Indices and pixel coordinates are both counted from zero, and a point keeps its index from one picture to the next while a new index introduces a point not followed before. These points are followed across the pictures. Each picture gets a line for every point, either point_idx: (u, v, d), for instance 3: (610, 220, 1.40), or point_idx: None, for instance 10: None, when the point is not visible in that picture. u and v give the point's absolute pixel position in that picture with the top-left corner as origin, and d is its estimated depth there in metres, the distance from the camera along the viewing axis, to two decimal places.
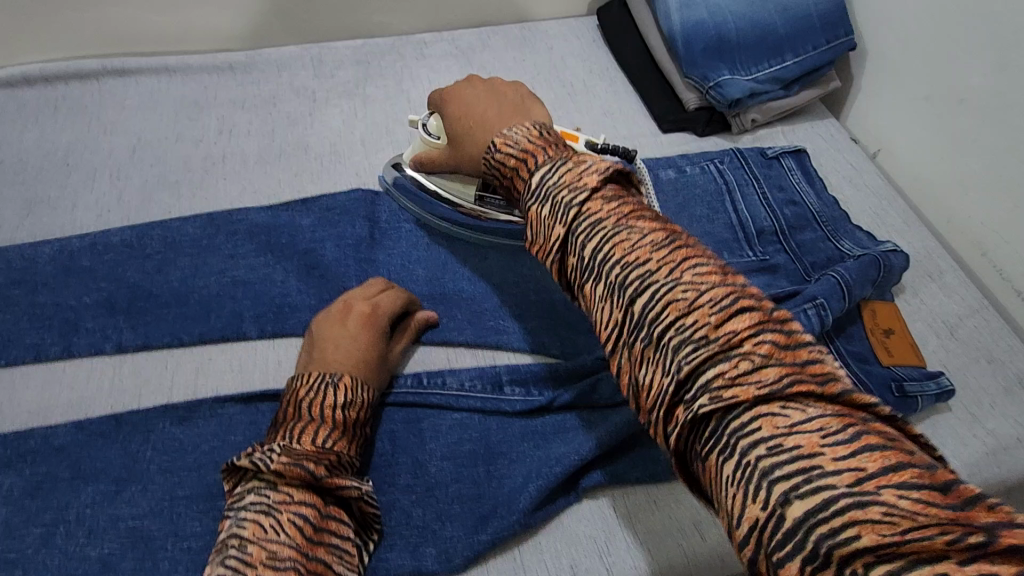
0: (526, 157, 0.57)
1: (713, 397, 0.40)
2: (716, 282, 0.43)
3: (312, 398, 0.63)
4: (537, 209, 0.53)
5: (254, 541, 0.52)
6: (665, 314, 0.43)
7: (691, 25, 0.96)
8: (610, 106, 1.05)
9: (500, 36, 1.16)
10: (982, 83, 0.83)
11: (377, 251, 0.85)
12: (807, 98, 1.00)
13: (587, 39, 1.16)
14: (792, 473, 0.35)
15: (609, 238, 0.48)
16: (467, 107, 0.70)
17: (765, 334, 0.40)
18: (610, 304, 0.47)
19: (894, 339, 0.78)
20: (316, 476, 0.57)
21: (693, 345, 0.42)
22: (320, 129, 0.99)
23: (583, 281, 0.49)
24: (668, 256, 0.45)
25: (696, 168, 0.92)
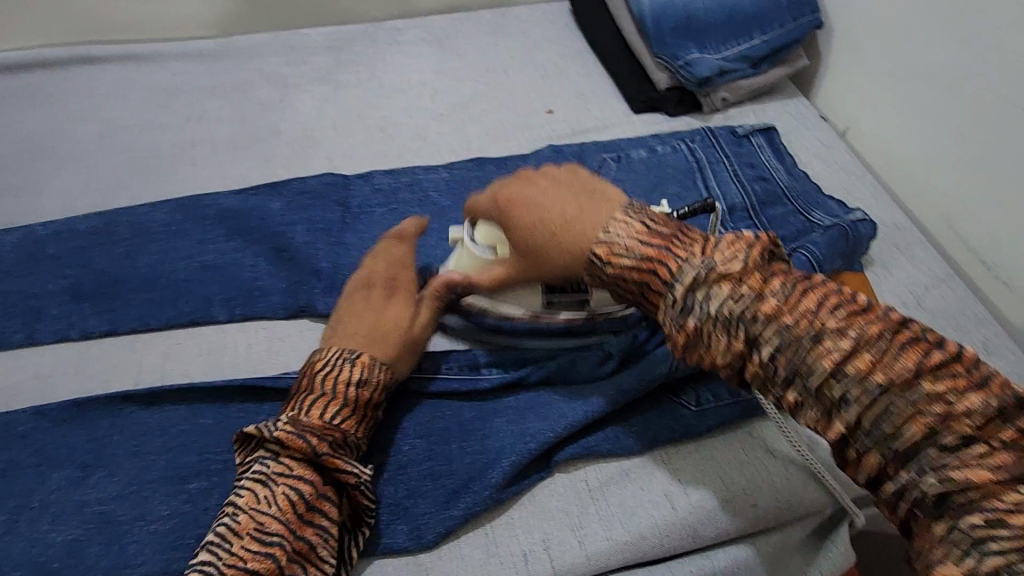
0: (653, 266, 0.54)
1: (942, 478, 0.44)
2: (930, 367, 0.46)
3: (327, 372, 0.62)
4: (695, 324, 0.52)
5: (246, 510, 0.55)
6: (908, 431, 0.46)
7: (661, 4, 0.97)
8: (584, 88, 1.05)
9: (473, 22, 1.15)
10: (944, 57, 0.85)
11: (349, 234, 0.84)
12: (776, 76, 1.01)
13: (560, 23, 1.16)
14: (1021, 557, 0.40)
15: (809, 347, 0.49)
16: (518, 225, 0.62)
17: (985, 409, 0.44)
18: (815, 404, 0.49)
19: None
20: (317, 454, 0.57)
21: (925, 442, 0.45)
22: (291, 114, 0.98)
23: (775, 386, 0.51)
24: (883, 353, 0.47)
25: (668, 148, 0.93)
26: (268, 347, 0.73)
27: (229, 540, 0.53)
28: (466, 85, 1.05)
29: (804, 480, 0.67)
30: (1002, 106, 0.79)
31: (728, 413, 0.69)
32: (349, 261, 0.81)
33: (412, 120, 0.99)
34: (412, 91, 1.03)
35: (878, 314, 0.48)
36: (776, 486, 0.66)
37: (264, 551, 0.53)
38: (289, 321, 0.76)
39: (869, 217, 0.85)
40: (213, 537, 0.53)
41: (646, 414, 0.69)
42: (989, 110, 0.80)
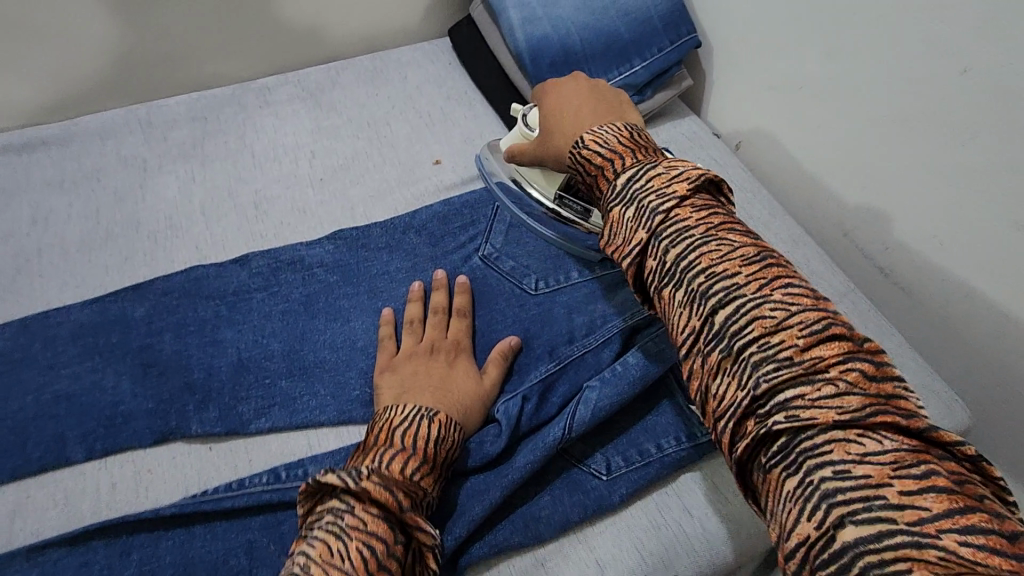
0: (614, 159, 0.58)
1: (789, 415, 0.41)
2: (811, 305, 0.44)
3: (406, 428, 0.59)
4: (618, 211, 0.54)
5: (319, 564, 0.46)
6: (750, 333, 0.44)
7: (536, 40, 0.94)
8: (473, 133, 1.01)
9: (351, 71, 1.09)
10: (812, 70, 0.84)
11: (224, 330, 0.77)
12: (663, 100, 0.99)
13: (442, 63, 1.11)
14: (854, 500, 0.37)
15: (696, 246, 0.48)
16: (553, 106, 0.70)
17: (854, 363, 0.42)
18: (689, 308, 0.47)
19: None
20: (400, 506, 0.52)
21: (775, 363, 0.42)
22: (153, 201, 0.90)
23: (662, 286, 0.50)
24: (760, 273, 0.46)
25: None
26: (136, 483, 0.66)
27: None
28: (346, 142, 0.99)
29: (722, 535, 0.64)
30: (874, 117, 0.78)
31: (639, 476, 0.66)
32: (225, 363, 0.74)
33: (289, 190, 0.92)
34: (287, 157, 0.96)
35: (785, 263, 0.48)
36: (694, 548, 0.63)
37: None
38: (159, 448, 0.68)
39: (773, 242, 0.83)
40: None
41: (557, 494, 0.64)
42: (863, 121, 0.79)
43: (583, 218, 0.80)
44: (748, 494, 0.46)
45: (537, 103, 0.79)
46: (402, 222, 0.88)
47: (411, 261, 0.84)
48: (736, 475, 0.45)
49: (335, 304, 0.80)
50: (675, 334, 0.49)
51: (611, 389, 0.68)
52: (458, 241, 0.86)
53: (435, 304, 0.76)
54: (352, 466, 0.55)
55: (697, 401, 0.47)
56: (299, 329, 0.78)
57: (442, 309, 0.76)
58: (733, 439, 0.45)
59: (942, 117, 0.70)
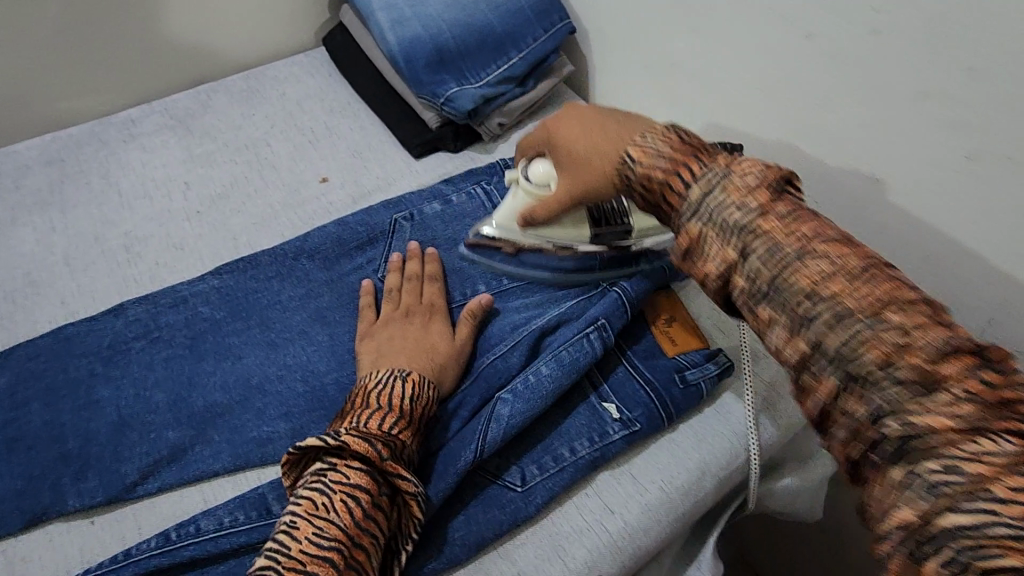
0: (677, 168, 0.53)
1: (903, 421, 0.39)
2: (927, 323, 0.41)
3: (380, 390, 0.61)
4: (695, 228, 0.50)
5: (305, 516, 0.52)
6: (867, 357, 0.41)
7: (409, 42, 0.91)
8: (359, 144, 0.96)
9: (224, 93, 1.03)
10: (678, 47, 0.85)
11: (100, 389, 0.70)
12: (545, 90, 0.98)
13: (322, 75, 1.07)
14: (977, 515, 0.34)
15: (788, 263, 0.46)
16: (566, 137, 0.65)
17: (973, 372, 0.39)
18: (794, 338, 0.45)
19: (677, 327, 0.74)
20: (381, 458, 0.55)
21: (897, 387, 0.40)
22: (7, 259, 0.82)
23: (755, 307, 0.47)
24: (870, 290, 0.43)
25: (463, 195, 0.87)
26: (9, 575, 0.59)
27: (289, 545, 0.50)
28: (224, 169, 0.93)
29: (644, 526, 0.62)
30: (747, 80, 0.78)
31: (555, 483, 0.63)
32: (103, 425, 0.67)
33: (163, 228, 0.86)
34: (159, 193, 0.90)
35: (895, 274, 0.45)
36: (618, 545, 0.61)
37: (323, 557, 0.50)
38: (35, 530, 0.62)
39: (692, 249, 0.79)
40: (274, 544, 0.51)
41: (471, 515, 0.61)
42: (737, 86, 0.80)
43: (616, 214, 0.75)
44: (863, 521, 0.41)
45: (533, 155, 0.71)
46: (292, 246, 0.82)
47: (303, 289, 0.79)
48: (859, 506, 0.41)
49: (225, 343, 0.74)
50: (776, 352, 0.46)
51: (522, 400, 0.65)
52: (354, 260, 0.82)
53: (410, 270, 0.77)
54: (333, 428, 0.59)
55: (805, 414, 0.44)
56: (183, 372, 0.72)
57: (412, 271, 0.77)
58: (842, 444, 0.42)
59: (792, 81, 0.73)
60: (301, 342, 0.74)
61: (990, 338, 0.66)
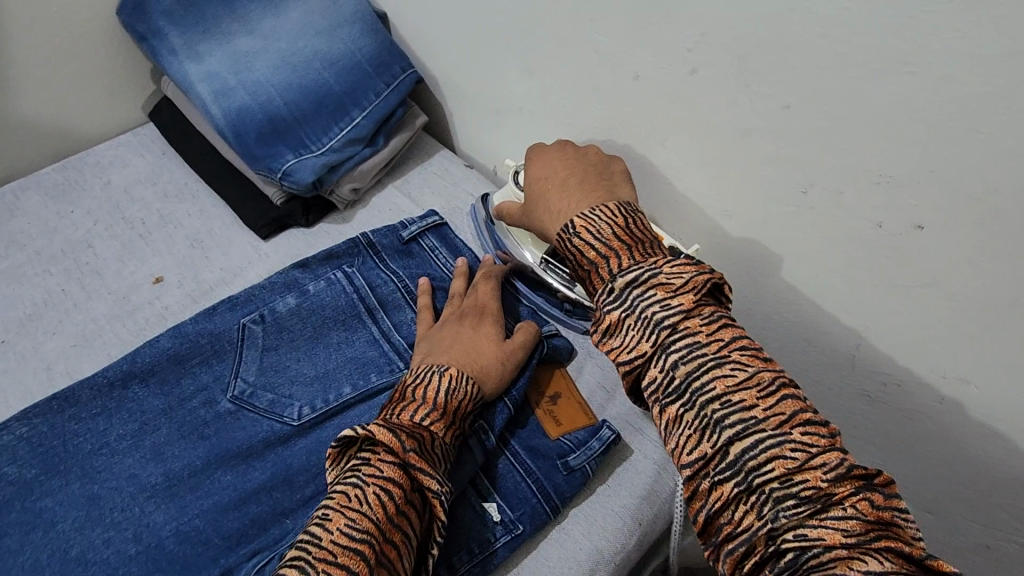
0: (609, 257, 0.56)
1: (800, 534, 0.42)
2: (827, 443, 0.45)
3: (415, 382, 0.61)
4: (619, 315, 0.53)
5: (337, 509, 0.50)
6: (772, 469, 0.44)
7: (235, 115, 0.83)
8: (200, 231, 0.86)
9: (33, 191, 0.90)
10: (523, 91, 0.80)
11: None
12: (399, 146, 0.91)
13: (154, 154, 0.95)
14: None
15: (708, 368, 0.49)
16: (539, 174, 0.68)
17: (864, 495, 0.43)
18: (700, 435, 0.47)
19: (562, 404, 0.69)
20: (405, 448, 0.53)
21: (795, 499, 0.43)
22: None
23: (666, 401, 0.50)
24: (777, 404, 0.47)
25: (321, 282, 0.79)
26: None
27: (319, 536, 0.48)
28: (36, 283, 0.80)
29: None
30: (594, 120, 0.74)
31: None
32: None
33: None
34: None
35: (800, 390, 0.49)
36: None
37: (354, 547, 0.47)
38: None
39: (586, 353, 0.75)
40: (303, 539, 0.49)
41: None
42: (586, 127, 0.75)
43: (569, 287, 0.74)
44: None
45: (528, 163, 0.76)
46: (117, 369, 0.71)
47: (134, 420, 0.68)
48: None
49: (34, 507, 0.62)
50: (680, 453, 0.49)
51: None
52: (195, 373, 0.72)
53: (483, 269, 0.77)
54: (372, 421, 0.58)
55: (699, 520, 0.47)
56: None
57: (482, 277, 0.76)
58: (737, 549, 0.45)
59: (633, 122, 0.69)
60: (131, 489, 0.64)
61: (860, 364, 0.64)
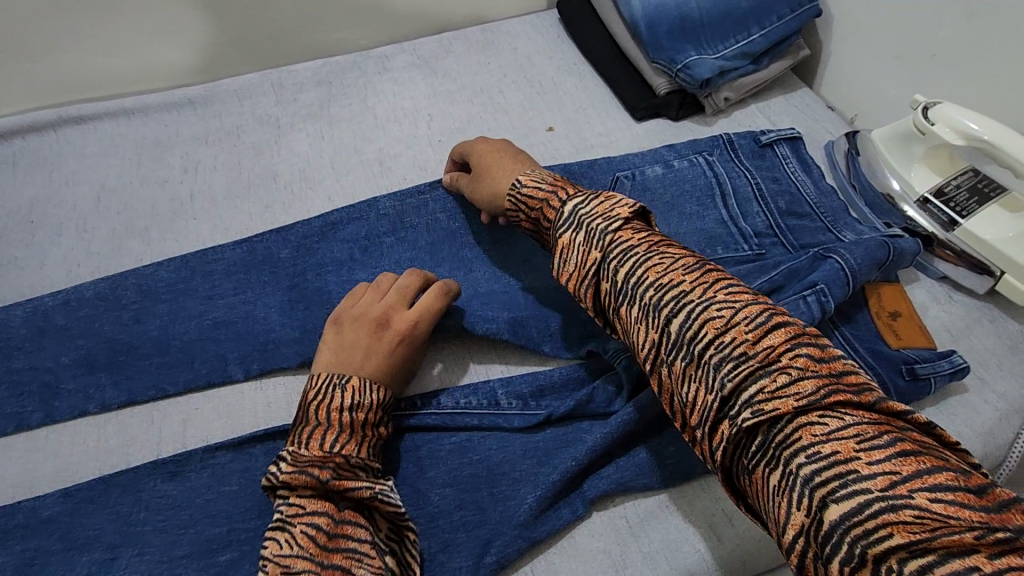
0: (555, 190, 0.66)
1: (755, 409, 0.45)
2: (747, 301, 0.49)
3: (319, 401, 0.60)
4: (569, 236, 0.60)
5: (269, 559, 0.50)
6: (704, 334, 0.49)
7: (652, 9, 0.94)
8: (584, 102, 1.02)
9: (462, 41, 1.13)
10: (950, 37, 0.81)
11: (358, 270, 0.81)
12: (777, 71, 0.98)
13: (552, 34, 1.14)
14: (829, 478, 0.40)
15: (643, 263, 0.54)
16: (485, 150, 0.78)
17: (801, 350, 0.46)
18: (646, 324, 0.53)
19: (902, 322, 0.73)
20: (320, 483, 0.54)
21: (733, 362, 0.47)
22: (287, 156, 0.97)
23: (618, 304, 0.55)
24: (696, 278, 0.52)
25: (685, 162, 0.89)
26: (287, 404, 0.72)
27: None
28: (461, 108, 1.03)
29: None
30: None
31: None
32: None
33: (409, 150, 0.97)
34: (406, 120, 1.01)
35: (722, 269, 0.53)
36: None
37: None
38: (306, 374, 0.75)
39: (928, 294, 0.77)
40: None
41: (681, 445, 0.65)
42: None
43: (944, 229, 0.77)
44: (742, 503, 0.48)
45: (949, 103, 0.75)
46: None
47: None
48: (726, 483, 0.48)
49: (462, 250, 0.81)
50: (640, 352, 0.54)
51: None
52: None
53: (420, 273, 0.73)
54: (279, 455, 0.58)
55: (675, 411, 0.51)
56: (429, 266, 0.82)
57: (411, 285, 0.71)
58: (714, 444, 0.48)
59: None
60: (524, 267, 0.81)
61: None
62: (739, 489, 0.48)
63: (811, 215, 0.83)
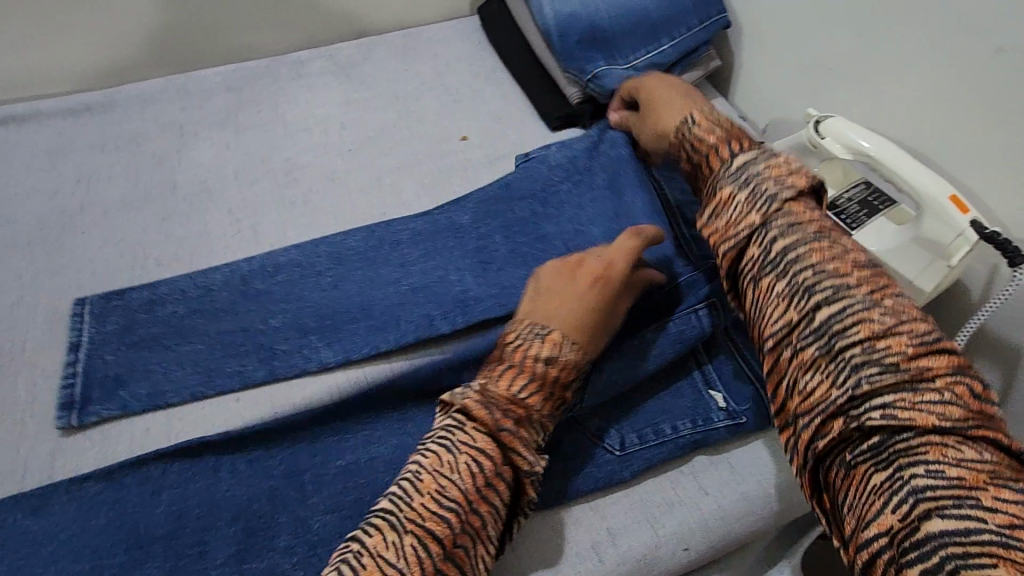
0: (724, 142, 0.62)
1: (887, 413, 0.44)
2: (915, 316, 0.48)
3: (516, 344, 0.60)
4: (729, 190, 0.58)
5: (428, 471, 0.54)
6: (856, 331, 0.47)
7: (564, 18, 0.93)
8: (501, 111, 1.01)
9: (382, 46, 1.11)
10: (843, 51, 0.82)
11: (253, 287, 0.79)
12: (689, 81, 0.99)
13: (473, 41, 1.12)
14: (943, 497, 0.41)
15: (808, 241, 0.53)
16: (645, 84, 0.75)
17: (959, 376, 0.45)
18: (790, 302, 0.51)
19: None
20: (499, 425, 0.56)
21: (881, 367, 0.46)
22: (190, 166, 0.93)
23: (762, 273, 0.54)
24: (868, 275, 0.50)
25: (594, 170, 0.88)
26: (168, 429, 0.69)
27: (412, 497, 0.52)
28: (376, 116, 1.00)
29: (738, 511, 0.64)
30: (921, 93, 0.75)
31: (652, 455, 0.65)
32: (252, 318, 0.76)
33: (318, 160, 0.94)
34: (317, 128, 0.98)
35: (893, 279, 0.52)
36: (709, 523, 0.63)
37: (440, 516, 0.52)
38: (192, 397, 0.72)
39: None
40: (397, 491, 0.53)
41: (568, 464, 0.64)
42: (907, 99, 0.77)
43: None
44: (817, 490, 0.49)
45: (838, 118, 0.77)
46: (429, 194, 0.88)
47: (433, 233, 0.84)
48: (809, 471, 0.48)
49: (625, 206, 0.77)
50: (765, 324, 0.53)
51: (628, 366, 0.66)
52: None
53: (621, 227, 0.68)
54: (482, 377, 0.60)
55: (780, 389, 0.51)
56: (577, 223, 0.80)
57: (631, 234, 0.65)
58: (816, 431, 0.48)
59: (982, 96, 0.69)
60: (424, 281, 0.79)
61: None
62: (824, 479, 0.48)
63: None
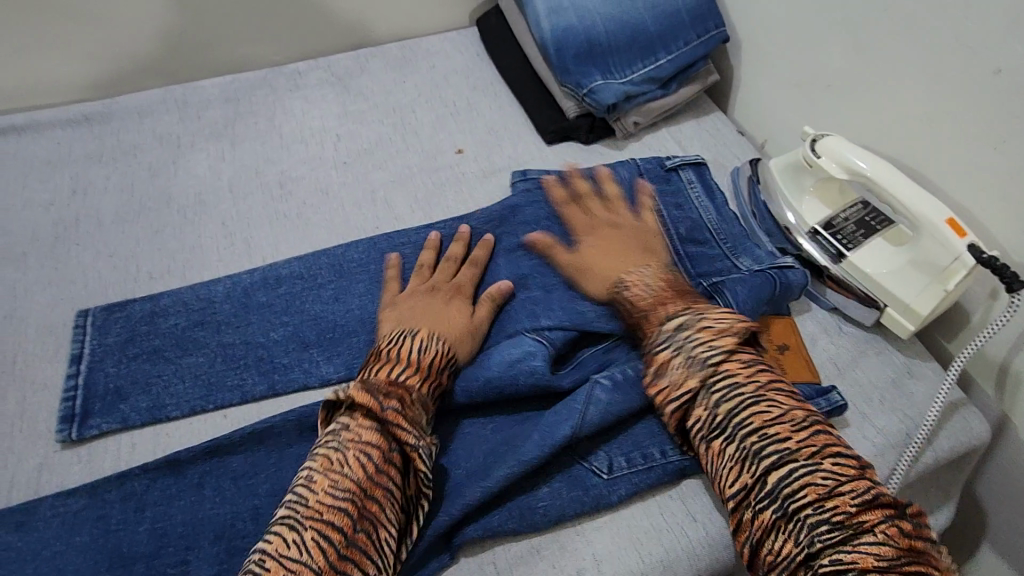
0: (660, 303, 0.67)
1: (840, 561, 0.47)
2: (852, 471, 0.52)
3: (392, 346, 0.64)
4: (667, 354, 0.61)
5: (319, 471, 0.54)
6: (804, 495, 0.50)
7: (560, 32, 0.93)
8: (496, 123, 1.01)
9: (380, 58, 1.11)
10: (841, 68, 0.81)
11: (243, 301, 0.78)
12: (687, 95, 0.98)
13: (471, 53, 1.12)
14: None
15: (747, 404, 0.56)
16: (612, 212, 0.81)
17: (893, 521, 0.49)
18: (740, 465, 0.54)
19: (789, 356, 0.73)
20: (383, 408, 0.57)
21: (829, 525, 0.49)
22: (184, 178, 0.93)
23: (711, 436, 0.57)
24: (801, 433, 0.54)
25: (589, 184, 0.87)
26: (155, 444, 0.69)
27: (303, 500, 0.52)
28: (372, 128, 1.00)
29: (726, 540, 0.63)
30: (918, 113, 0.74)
31: (641, 479, 0.64)
32: (242, 333, 0.76)
33: (312, 172, 0.94)
34: (312, 140, 0.98)
35: (828, 426, 0.56)
36: (696, 551, 0.62)
37: (338, 506, 0.52)
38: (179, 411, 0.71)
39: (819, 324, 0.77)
40: (289, 502, 0.52)
41: (555, 487, 0.64)
42: (904, 118, 0.76)
43: (832, 262, 0.77)
44: None
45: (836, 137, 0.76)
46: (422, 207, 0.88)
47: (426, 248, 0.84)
48: None
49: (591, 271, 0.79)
50: (723, 485, 0.55)
51: (622, 392, 0.65)
52: None
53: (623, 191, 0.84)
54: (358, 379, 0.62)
55: (746, 550, 0.53)
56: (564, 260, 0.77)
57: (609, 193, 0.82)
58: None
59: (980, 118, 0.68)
60: None
61: None
62: None
63: (711, 241, 0.81)
